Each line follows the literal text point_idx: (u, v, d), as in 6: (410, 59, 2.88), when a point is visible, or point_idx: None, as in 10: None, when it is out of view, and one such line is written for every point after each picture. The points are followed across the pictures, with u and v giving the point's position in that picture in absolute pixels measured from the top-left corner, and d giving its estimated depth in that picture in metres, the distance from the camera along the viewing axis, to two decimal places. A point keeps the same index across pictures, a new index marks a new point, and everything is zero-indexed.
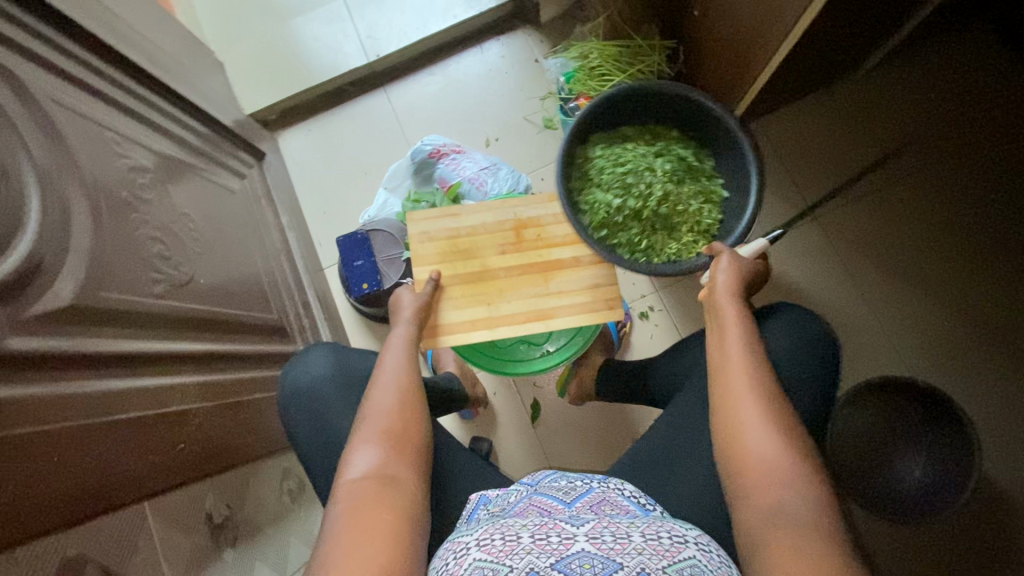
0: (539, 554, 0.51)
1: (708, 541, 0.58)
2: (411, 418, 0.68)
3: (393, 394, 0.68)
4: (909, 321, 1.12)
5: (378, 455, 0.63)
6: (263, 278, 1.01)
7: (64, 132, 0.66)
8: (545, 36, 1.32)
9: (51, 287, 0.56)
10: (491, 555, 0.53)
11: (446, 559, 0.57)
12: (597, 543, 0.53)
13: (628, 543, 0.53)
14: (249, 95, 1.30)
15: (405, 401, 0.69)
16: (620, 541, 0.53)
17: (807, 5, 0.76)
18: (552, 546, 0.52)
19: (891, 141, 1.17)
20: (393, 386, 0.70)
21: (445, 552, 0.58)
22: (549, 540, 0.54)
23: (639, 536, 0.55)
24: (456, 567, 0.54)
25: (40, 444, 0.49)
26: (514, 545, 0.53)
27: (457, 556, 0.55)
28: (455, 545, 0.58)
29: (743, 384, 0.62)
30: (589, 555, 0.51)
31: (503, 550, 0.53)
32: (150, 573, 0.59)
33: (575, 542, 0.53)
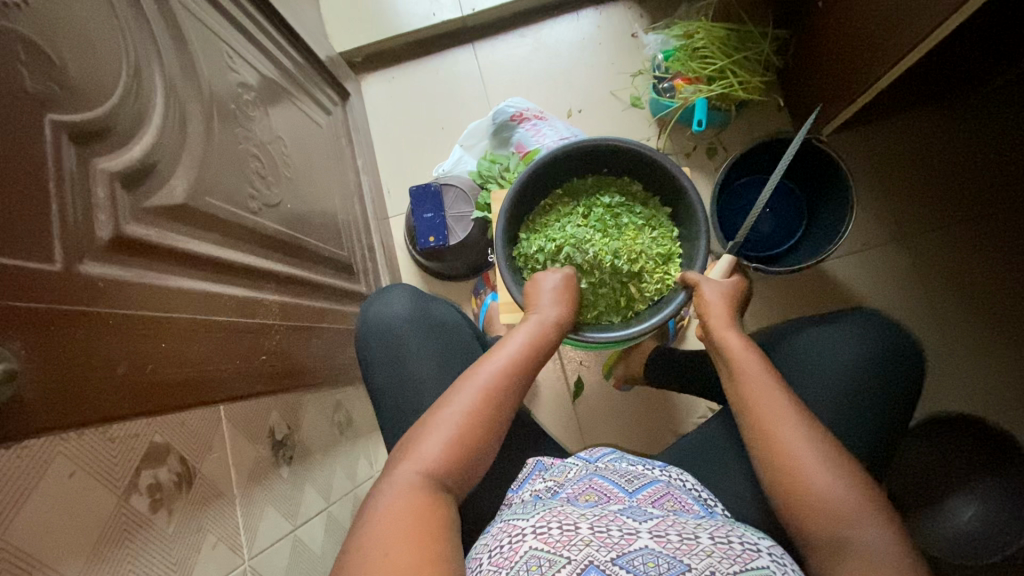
0: (599, 548, 0.51)
1: (786, 555, 0.57)
2: (488, 430, 0.60)
3: (479, 401, 0.60)
4: (998, 361, 1.03)
5: (439, 455, 0.57)
6: (338, 216, 1.02)
7: (188, 37, 0.67)
8: (645, 11, 1.27)
9: (166, 183, 0.58)
10: (547, 545, 0.53)
11: (501, 539, 0.57)
12: (663, 541, 0.53)
13: (696, 545, 0.53)
14: (341, 33, 1.30)
15: (487, 411, 0.60)
16: (688, 542, 0.53)
17: (945, 19, 0.71)
18: (612, 540, 0.52)
19: (1008, 168, 1.07)
20: (481, 385, 0.61)
21: (501, 533, 0.59)
22: (609, 534, 0.54)
23: (708, 538, 0.55)
24: (511, 552, 0.54)
25: (154, 326, 0.50)
26: (572, 536, 0.53)
27: (513, 541, 0.55)
28: (510, 528, 0.58)
29: (775, 406, 0.63)
30: (653, 553, 0.51)
31: (560, 541, 0.53)
32: (221, 474, 0.62)
33: (637, 538, 0.53)
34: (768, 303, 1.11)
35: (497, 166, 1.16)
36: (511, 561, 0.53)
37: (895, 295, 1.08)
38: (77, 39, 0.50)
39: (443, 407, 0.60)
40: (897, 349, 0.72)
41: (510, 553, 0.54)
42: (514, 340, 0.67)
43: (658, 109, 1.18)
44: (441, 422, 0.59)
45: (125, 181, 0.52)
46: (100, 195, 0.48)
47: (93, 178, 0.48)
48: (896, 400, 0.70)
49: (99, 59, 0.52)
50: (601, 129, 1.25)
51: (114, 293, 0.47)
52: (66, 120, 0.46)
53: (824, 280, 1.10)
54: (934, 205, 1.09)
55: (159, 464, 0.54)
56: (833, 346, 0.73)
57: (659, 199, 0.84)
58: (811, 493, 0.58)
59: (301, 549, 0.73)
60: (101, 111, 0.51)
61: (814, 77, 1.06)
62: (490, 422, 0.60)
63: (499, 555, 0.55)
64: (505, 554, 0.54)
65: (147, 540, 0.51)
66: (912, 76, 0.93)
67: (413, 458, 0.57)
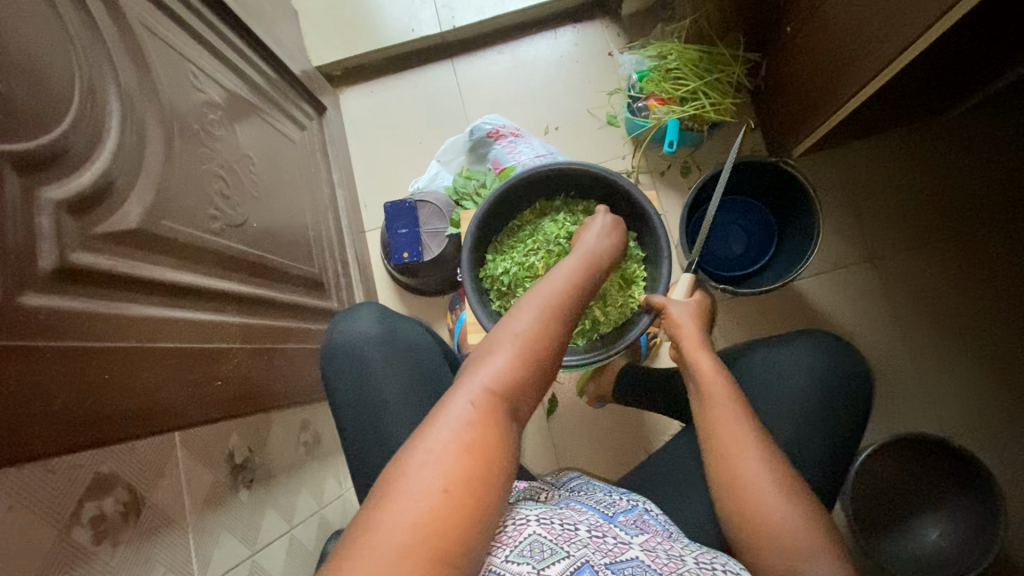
0: (595, 551, 0.53)
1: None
2: (548, 351, 0.56)
3: (543, 318, 0.56)
4: (959, 382, 1.05)
5: (504, 372, 0.53)
6: (310, 232, 1.01)
7: (148, 57, 0.66)
8: (622, 30, 1.29)
9: (120, 208, 0.57)
10: (551, 535, 0.53)
11: (503, 519, 0.57)
12: (652, 557, 0.55)
13: (681, 565, 0.55)
14: (318, 47, 1.30)
15: (551, 337, 0.56)
16: (673, 561, 0.55)
17: (927, 24, 0.69)
18: (607, 546, 0.54)
19: (968, 193, 1.10)
20: (545, 307, 0.57)
21: (501, 516, 0.58)
22: (603, 540, 0.55)
23: (692, 561, 0.57)
24: (513, 532, 0.54)
25: (100, 358, 0.49)
26: (572, 536, 0.54)
27: (516, 523, 0.55)
28: (512, 514, 0.58)
29: (735, 434, 0.63)
30: (642, 566, 0.53)
31: (561, 536, 0.54)
32: (174, 500, 0.61)
33: (628, 549, 0.55)
34: (739, 321, 1.12)
35: (473, 183, 1.16)
36: (515, 540, 0.53)
37: (863, 315, 1.09)
38: (24, 65, 0.50)
39: (507, 323, 0.56)
40: (849, 367, 0.73)
41: (513, 532, 0.54)
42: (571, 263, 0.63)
43: (632, 128, 1.19)
44: (506, 339, 0.55)
45: (74, 207, 0.52)
46: (44, 224, 0.48)
47: (36, 206, 0.48)
48: (850, 421, 0.71)
49: (49, 83, 0.52)
50: (577, 146, 1.26)
51: (55, 324, 0.46)
52: (9, 149, 0.46)
53: (794, 299, 1.12)
54: (902, 227, 1.11)
55: (105, 495, 0.53)
56: (787, 368, 0.74)
57: (625, 222, 0.83)
58: (764, 522, 0.58)
59: (259, 574, 0.72)
60: (47, 136, 0.50)
61: (784, 99, 1.08)
62: (553, 350, 0.56)
63: (499, 533, 0.54)
64: (509, 532, 0.54)
65: (87, 574, 0.50)
66: (878, 100, 0.95)
67: (474, 376, 0.52)
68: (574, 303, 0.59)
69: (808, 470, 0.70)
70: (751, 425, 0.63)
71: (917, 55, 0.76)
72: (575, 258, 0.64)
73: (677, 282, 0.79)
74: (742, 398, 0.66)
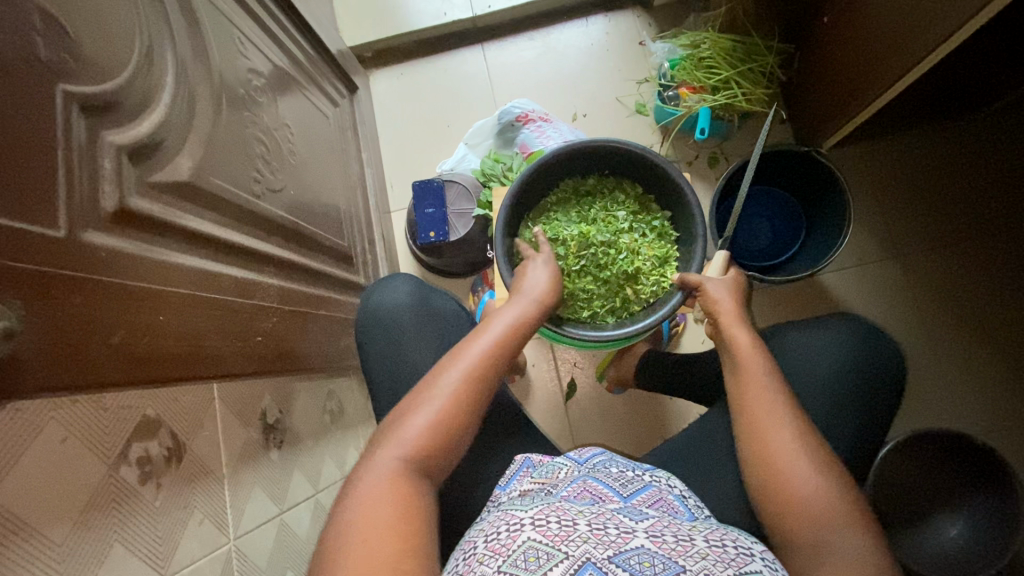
0: (596, 545, 0.51)
1: (778, 563, 0.55)
2: (468, 412, 0.59)
3: (462, 378, 0.59)
4: (984, 381, 1.04)
5: (422, 436, 0.56)
6: (341, 206, 1.03)
7: (200, 19, 0.68)
8: (654, 20, 1.29)
9: (171, 160, 0.59)
10: (546, 538, 0.52)
11: (499, 528, 0.56)
12: (659, 542, 0.53)
13: (691, 547, 0.53)
14: (352, 28, 1.32)
15: (469, 393, 0.59)
16: (683, 544, 0.53)
17: (958, 27, 0.70)
18: (609, 539, 0.52)
19: (999, 192, 1.09)
20: (467, 369, 0.60)
21: (499, 520, 0.58)
22: (606, 532, 0.54)
23: (702, 541, 0.55)
24: (508, 540, 0.54)
25: (152, 299, 0.50)
26: (570, 532, 0.53)
27: (511, 530, 0.55)
28: (509, 516, 0.58)
29: (767, 409, 0.63)
30: (648, 553, 0.51)
31: (559, 535, 0.53)
32: (212, 452, 0.62)
33: (633, 537, 0.53)
34: (762, 312, 1.11)
35: (500, 166, 1.16)
36: (508, 548, 0.52)
37: (887, 311, 1.09)
38: (91, 12, 0.51)
39: (426, 387, 0.59)
40: (881, 353, 0.73)
41: (506, 540, 0.54)
42: (501, 318, 0.65)
43: (661, 117, 1.20)
44: (430, 400, 0.58)
45: (132, 154, 0.53)
46: (107, 166, 0.49)
47: (99, 148, 0.49)
48: (878, 404, 0.72)
49: (112, 32, 0.53)
50: (605, 134, 1.26)
51: (114, 263, 0.47)
52: (78, 91, 0.47)
53: (819, 292, 1.11)
54: (931, 223, 1.10)
55: (150, 438, 0.54)
56: (819, 348, 0.74)
57: (657, 204, 0.85)
58: (796, 494, 0.59)
59: (286, 534, 0.73)
60: (111, 83, 0.52)
61: (815, 92, 1.08)
62: (475, 405, 0.59)
63: (495, 541, 0.54)
64: (502, 540, 0.53)
65: (133, 512, 0.51)
66: (914, 94, 0.94)
67: (396, 439, 0.56)
68: (495, 361, 0.61)
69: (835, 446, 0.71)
70: (785, 400, 0.63)
71: (949, 55, 0.76)
72: (504, 309, 0.67)
73: (711, 261, 0.79)
74: (778, 375, 0.66)
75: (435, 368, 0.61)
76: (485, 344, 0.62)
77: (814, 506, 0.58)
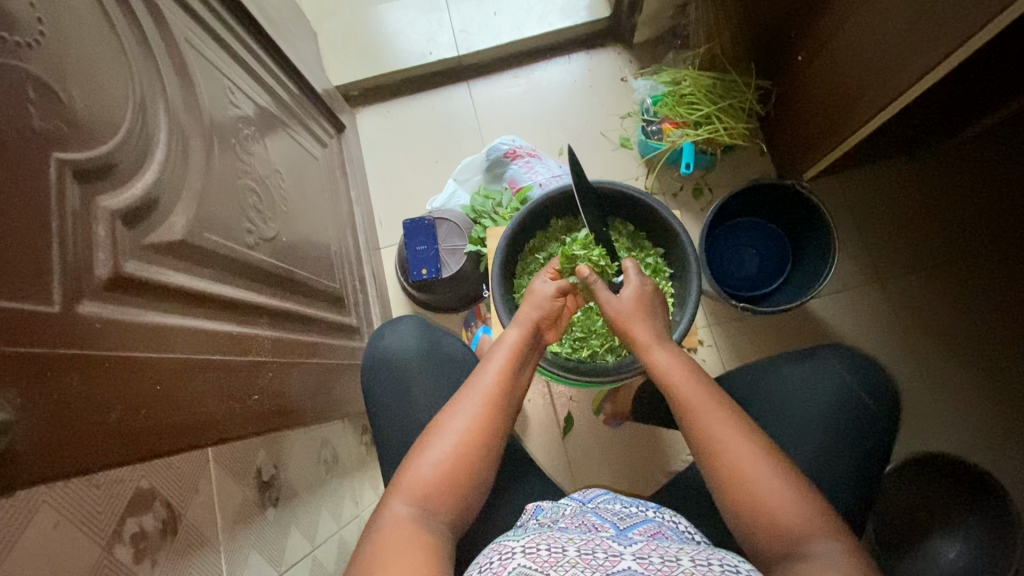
0: (585, 569, 0.49)
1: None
2: (485, 447, 0.60)
3: (470, 416, 0.61)
4: (967, 401, 1.07)
5: (434, 477, 0.58)
6: (331, 248, 1.02)
7: (191, 71, 0.67)
8: (634, 57, 1.33)
9: (166, 219, 0.57)
10: (536, 563, 0.50)
11: (491, 558, 0.54)
12: (645, 563, 0.50)
13: (676, 566, 0.50)
14: (338, 67, 1.33)
15: (481, 430, 0.60)
16: (668, 564, 0.50)
17: (930, 69, 0.73)
18: (597, 561, 0.50)
19: (966, 219, 1.13)
20: (472, 407, 0.61)
21: (491, 551, 0.56)
22: (594, 556, 0.51)
23: (688, 561, 0.51)
24: (500, 568, 0.51)
25: (147, 369, 0.48)
26: (559, 557, 0.51)
27: (502, 558, 0.53)
28: (500, 547, 0.55)
29: (722, 422, 0.59)
30: (635, 574, 0.48)
31: (548, 561, 0.50)
32: (208, 519, 0.60)
33: (621, 560, 0.51)
34: (750, 339, 1.13)
35: (491, 202, 1.17)
36: None
37: (872, 335, 1.12)
38: (87, 77, 0.51)
39: (436, 429, 0.60)
40: (876, 382, 0.75)
41: (498, 568, 0.51)
42: (501, 352, 0.66)
43: (646, 151, 1.23)
44: (436, 443, 0.59)
45: (126, 217, 0.52)
46: (100, 233, 0.47)
47: (94, 215, 0.48)
48: (875, 433, 0.73)
49: (107, 95, 0.53)
50: (592, 167, 1.28)
51: (109, 331, 0.45)
52: (71, 158, 0.46)
53: (806, 318, 1.14)
54: (912, 248, 1.14)
55: (143, 510, 0.52)
56: (810, 382, 0.76)
57: (649, 240, 0.86)
58: (795, 530, 0.53)
59: None
60: (106, 147, 0.51)
61: (792, 126, 1.12)
62: (490, 437, 0.60)
63: (487, 570, 0.52)
64: (493, 569, 0.51)
65: None
66: (887, 130, 0.98)
67: (411, 481, 0.57)
68: (500, 394, 0.63)
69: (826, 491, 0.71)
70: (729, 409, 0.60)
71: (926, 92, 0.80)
72: (500, 338, 0.68)
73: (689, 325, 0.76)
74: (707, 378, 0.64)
75: (442, 411, 0.62)
76: (486, 383, 0.63)
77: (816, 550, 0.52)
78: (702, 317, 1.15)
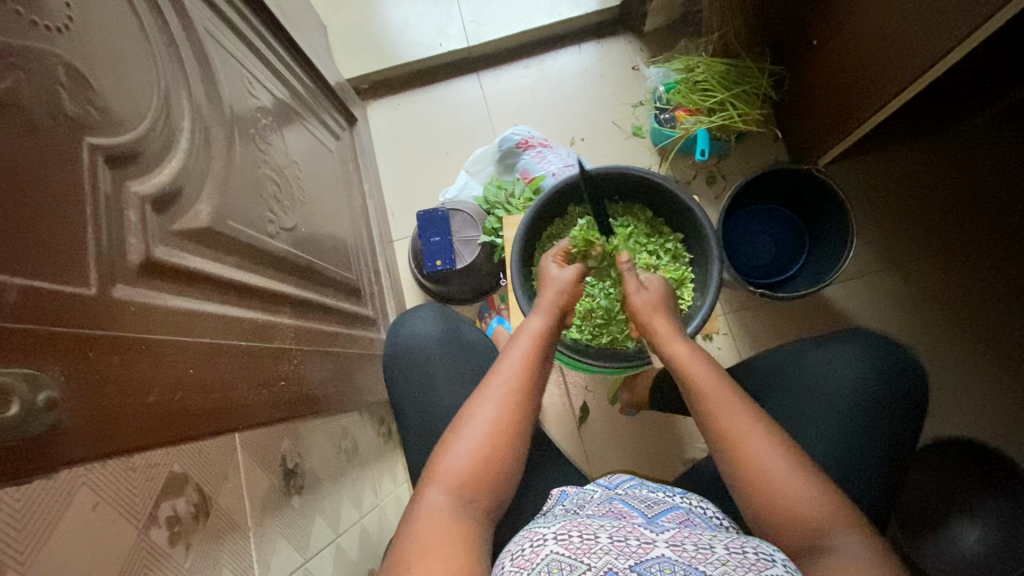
0: (618, 556, 0.48)
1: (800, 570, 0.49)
2: (512, 437, 0.60)
3: (495, 405, 0.61)
4: (987, 385, 1.06)
5: (465, 469, 0.57)
6: (347, 239, 1.02)
7: (211, 60, 0.67)
8: (645, 45, 1.32)
9: (192, 207, 0.58)
10: (569, 550, 0.49)
11: (522, 544, 0.53)
12: (679, 550, 0.49)
13: (710, 553, 0.48)
14: (348, 61, 1.33)
15: (507, 421, 0.60)
16: (702, 551, 0.49)
17: (949, 50, 0.72)
18: (630, 548, 0.49)
19: (984, 203, 1.12)
20: (498, 398, 0.61)
21: (521, 537, 0.55)
22: (627, 543, 0.50)
23: (721, 548, 0.50)
24: (532, 554, 0.51)
25: (176, 352, 0.48)
26: (593, 544, 0.50)
27: (534, 544, 0.52)
28: (531, 534, 0.54)
29: (738, 412, 0.59)
30: (670, 562, 0.47)
31: (581, 547, 0.49)
32: (237, 504, 0.61)
33: (654, 547, 0.49)
34: (767, 327, 1.13)
35: (504, 192, 1.17)
36: (532, 563, 0.50)
37: (889, 321, 1.11)
38: (115, 65, 0.51)
39: (462, 420, 0.60)
40: (899, 363, 0.74)
41: (530, 555, 0.51)
42: (525, 344, 0.66)
43: (659, 139, 1.22)
44: (463, 433, 0.59)
45: (155, 203, 0.52)
46: (132, 218, 0.48)
47: (125, 200, 0.48)
48: (901, 414, 0.72)
49: (133, 82, 0.53)
50: (604, 157, 1.28)
51: (142, 316, 0.46)
52: (102, 143, 0.46)
53: (823, 305, 1.13)
54: (929, 233, 1.13)
55: (177, 495, 0.53)
56: (834, 366, 0.76)
57: (668, 226, 0.86)
58: (826, 512, 0.53)
59: None
60: (136, 133, 0.51)
61: (807, 112, 1.11)
62: (517, 429, 0.60)
63: (519, 557, 0.51)
64: (526, 555, 0.51)
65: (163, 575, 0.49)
66: (904, 114, 0.97)
67: (443, 473, 0.57)
68: (524, 385, 0.62)
69: (844, 483, 0.70)
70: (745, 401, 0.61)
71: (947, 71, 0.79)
72: (519, 328, 0.68)
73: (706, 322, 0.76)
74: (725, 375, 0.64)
75: (467, 403, 0.62)
76: (509, 373, 0.63)
77: (848, 530, 0.52)
78: (717, 305, 1.15)
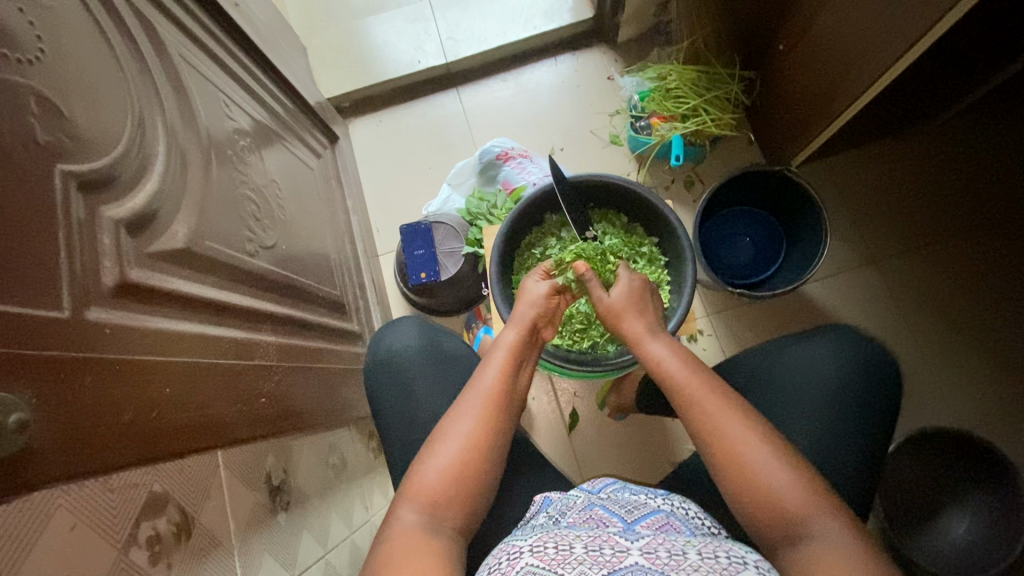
0: (592, 566, 0.48)
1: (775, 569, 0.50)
2: (489, 451, 0.61)
3: (472, 419, 0.61)
4: (966, 375, 1.08)
5: (439, 486, 0.58)
6: (331, 255, 1.03)
7: (186, 85, 0.69)
8: (620, 55, 1.35)
9: (168, 230, 0.59)
10: (544, 562, 0.50)
11: (500, 558, 0.54)
12: (653, 558, 0.49)
13: (684, 560, 0.49)
14: (329, 80, 1.35)
15: (484, 435, 0.61)
16: (676, 558, 0.49)
17: (912, 41, 0.74)
18: (605, 558, 0.49)
19: (954, 196, 1.15)
20: (475, 411, 0.62)
21: (499, 551, 0.55)
22: (602, 552, 0.51)
23: (695, 554, 0.50)
24: (508, 568, 0.51)
25: (156, 372, 0.49)
26: (567, 555, 0.50)
27: (510, 557, 0.52)
28: (509, 546, 0.55)
29: (711, 398, 0.60)
30: (643, 570, 0.48)
31: (556, 559, 0.50)
32: (221, 521, 0.61)
33: (628, 555, 0.50)
34: (750, 327, 1.14)
35: (485, 204, 1.18)
36: None
37: (868, 315, 1.13)
38: (88, 93, 0.52)
39: (439, 434, 0.61)
40: (871, 358, 0.76)
41: (506, 568, 0.51)
42: (498, 354, 0.66)
43: (636, 146, 1.24)
44: (440, 448, 0.60)
45: (130, 227, 0.53)
46: (106, 243, 0.49)
47: (98, 224, 0.49)
48: (875, 408, 0.74)
49: (106, 110, 0.54)
50: (583, 165, 1.30)
51: (118, 337, 0.46)
52: (74, 169, 0.47)
53: (803, 303, 1.15)
54: (903, 228, 1.16)
55: (158, 515, 0.53)
56: (809, 363, 0.77)
57: (644, 231, 0.87)
58: (799, 510, 0.54)
59: None
60: (108, 158, 0.52)
61: (779, 115, 1.13)
62: (492, 443, 0.61)
63: (496, 571, 0.52)
64: (502, 569, 0.51)
65: None
66: (870, 113, 1.00)
67: (416, 492, 0.58)
68: (501, 398, 0.63)
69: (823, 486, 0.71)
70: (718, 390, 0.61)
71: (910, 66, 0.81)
72: (497, 340, 0.69)
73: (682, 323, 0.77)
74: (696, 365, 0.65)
75: (444, 418, 0.63)
76: (486, 386, 0.64)
77: (822, 524, 0.53)
78: (700, 307, 1.17)
